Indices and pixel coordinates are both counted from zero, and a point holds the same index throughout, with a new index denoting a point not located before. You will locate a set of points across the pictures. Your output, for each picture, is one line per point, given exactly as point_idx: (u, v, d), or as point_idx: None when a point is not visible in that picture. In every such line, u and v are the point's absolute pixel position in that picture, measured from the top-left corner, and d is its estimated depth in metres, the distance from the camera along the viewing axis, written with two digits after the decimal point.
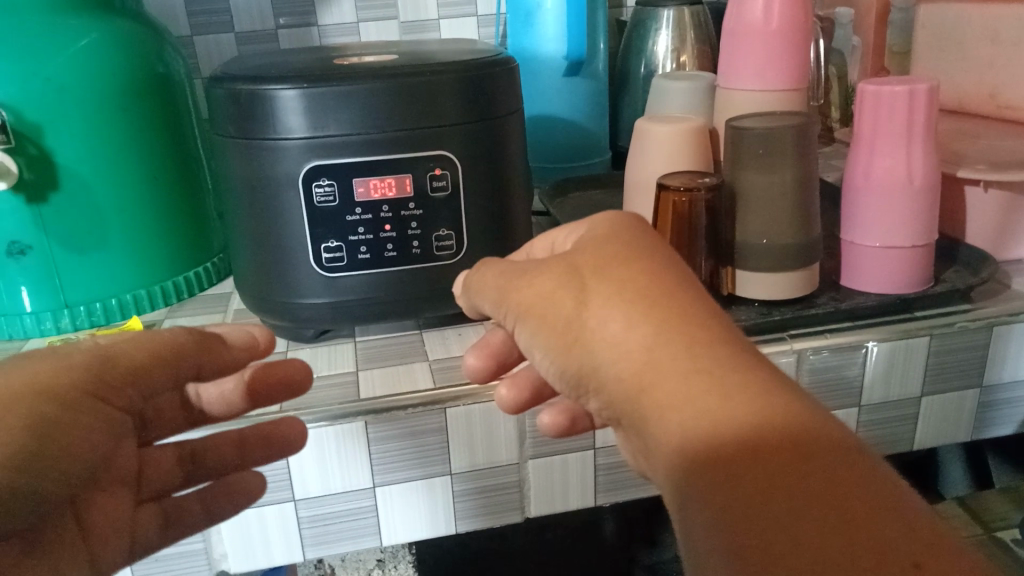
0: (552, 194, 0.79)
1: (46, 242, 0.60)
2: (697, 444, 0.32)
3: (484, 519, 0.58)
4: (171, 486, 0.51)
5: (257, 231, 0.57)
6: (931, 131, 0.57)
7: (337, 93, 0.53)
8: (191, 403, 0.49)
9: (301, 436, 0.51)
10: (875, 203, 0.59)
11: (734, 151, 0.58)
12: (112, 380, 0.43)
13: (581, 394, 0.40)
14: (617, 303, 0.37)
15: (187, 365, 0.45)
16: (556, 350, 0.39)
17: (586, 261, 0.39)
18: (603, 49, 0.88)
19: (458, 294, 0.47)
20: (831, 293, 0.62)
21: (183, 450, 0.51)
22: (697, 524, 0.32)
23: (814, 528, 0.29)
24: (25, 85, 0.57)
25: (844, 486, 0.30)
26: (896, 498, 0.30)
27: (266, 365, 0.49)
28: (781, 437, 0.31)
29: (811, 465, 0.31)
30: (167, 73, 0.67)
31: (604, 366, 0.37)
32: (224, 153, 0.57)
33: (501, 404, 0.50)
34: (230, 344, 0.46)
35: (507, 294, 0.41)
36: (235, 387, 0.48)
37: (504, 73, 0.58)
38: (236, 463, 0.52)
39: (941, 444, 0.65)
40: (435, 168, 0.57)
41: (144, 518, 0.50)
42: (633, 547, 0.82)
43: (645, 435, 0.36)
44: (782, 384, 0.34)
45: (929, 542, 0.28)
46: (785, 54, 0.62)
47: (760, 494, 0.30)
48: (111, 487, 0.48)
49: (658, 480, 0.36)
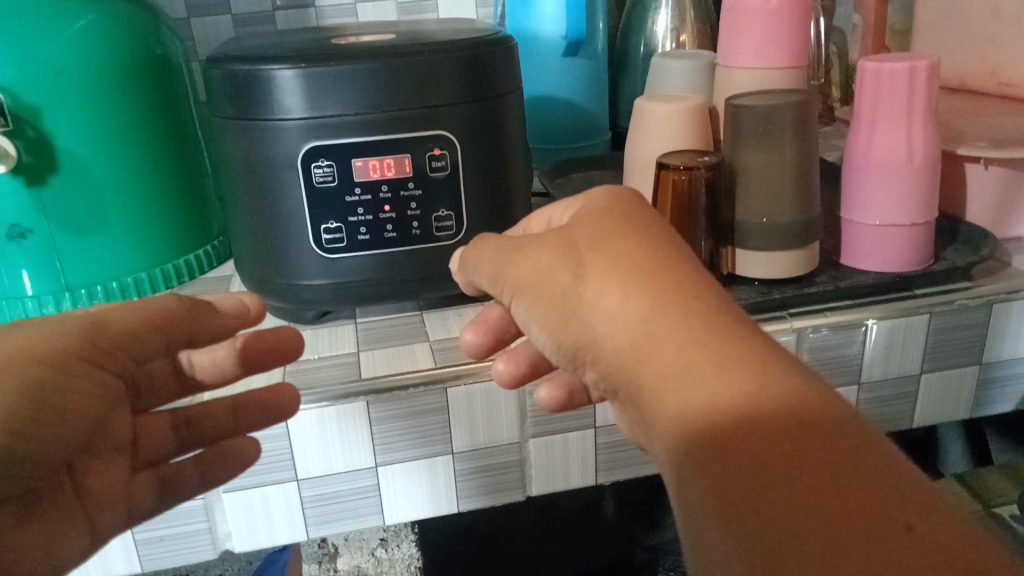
0: (551, 174, 0.79)
1: (47, 226, 0.60)
2: (692, 413, 0.33)
3: (485, 498, 0.58)
4: (167, 453, 0.52)
5: (257, 212, 0.57)
6: (931, 108, 0.57)
7: (336, 73, 0.53)
8: (184, 370, 0.51)
9: (294, 401, 0.51)
10: (876, 181, 0.59)
11: (733, 129, 0.58)
12: (107, 345, 0.44)
13: (579, 365, 0.41)
14: (615, 275, 0.37)
15: (180, 331, 0.46)
16: (553, 323, 0.39)
17: (584, 235, 0.39)
18: (602, 28, 0.88)
19: (457, 268, 0.47)
20: (831, 272, 0.62)
21: (178, 417, 0.52)
22: (692, 493, 0.32)
23: (807, 493, 0.29)
24: (23, 67, 0.57)
25: (839, 452, 0.30)
26: (890, 465, 0.30)
27: (256, 332, 0.50)
28: (775, 404, 0.31)
29: (805, 432, 0.31)
30: (165, 54, 0.66)
31: (601, 338, 0.37)
32: (222, 134, 0.57)
33: (498, 379, 0.50)
34: (222, 311, 0.47)
35: (505, 269, 0.42)
36: (227, 354, 0.50)
37: (503, 52, 0.58)
38: (230, 430, 0.52)
39: (940, 421, 0.66)
40: (434, 149, 0.56)
41: (140, 485, 0.50)
42: (633, 527, 0.82)
43: (641, 406, 0.36)
44: (777, 354, 0.34)
45: (923, 505, 0.29)
46: (786, 31, 0.62)
47: (755, 465, 0.30)
48: (106, 454, 0.49)
49: (655, 452, 0.36)
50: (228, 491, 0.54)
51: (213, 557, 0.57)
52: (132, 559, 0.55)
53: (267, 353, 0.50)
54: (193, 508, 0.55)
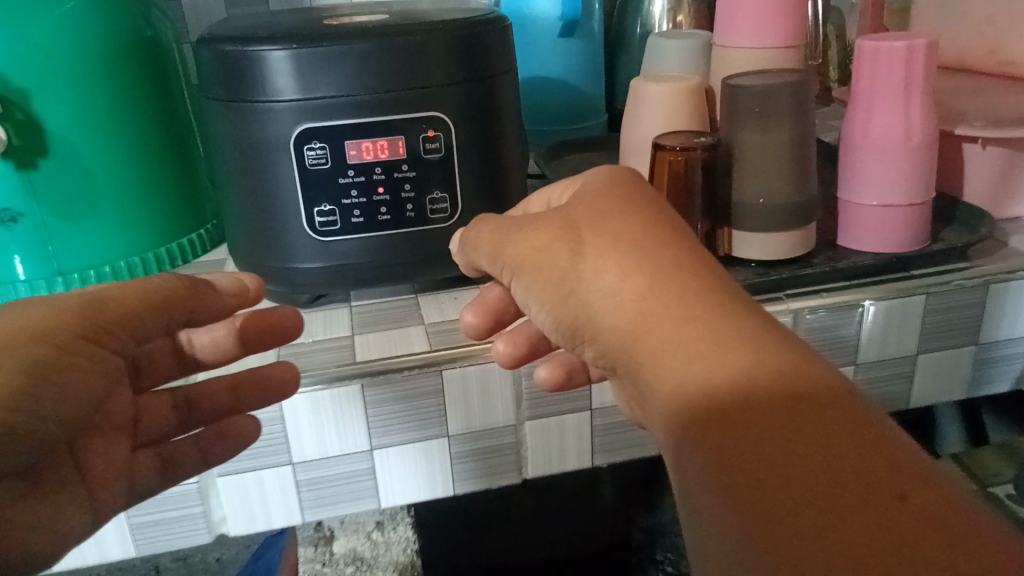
0: (547, 156, 0.78)
1: (38, 210, 0.59)
2: (689, 390, 0.32)
3: (481, 481, 0.58)
4: (167, 431, 0.53)
5: (249, 195, 0.57)
6: (930, 86, 0.56)
7: (327, 53, 0.52)
8: (184, 350, 0.51)
9: (294, 379, 0.51)
10: (874, 161, 0.58)
11: (729, 108, 0.57)
12: (105, 324, 0.44)
13: (577, 343, 0.40)
14: (613, 252, 0.37)
15: (179, 310, 0.46)
16: (552, 300, 0.39)
17: (582, 213, 0.39)
18: (598, 9, 0.87)
19: (457, 250, 0.47)
20: (828, 253, 0.61)
21: (178, 397, 0.53)
22: (690, 468, 0.32)
23: (803, 466, 0.29)
24: (11, 50, 0.56)
25: (835, 427, 0.30)
26: (887, 442, 0.30)
27: (255, 312, 0.50)
28: (772, 380, 0.31)
29: (802, 407, 0.30)
30: (155, 36, 0.65)
31: (600, 315, 0.37)
32: (214, 116, 0.56)
33: (497, 359, 0.50)
34: (221, 290, 0.47)
35: (503, 248, 0.41)
36: (226, 334, 0.50)
37: (497, 31, 0.57)
38: (230, 408, 0.52)
39: (936, 402, 0.66)
40: (428, 130, 0.56)
41: (142, 462, 0.51)
42: (631, 509, 0.83)
43: (639, 383, 0.36)
44: (773, 330, 0.34)
45: (917, 476, 0.29)
46: (783, 10, 0.61)
47: (750, 439, 0.30)
48: (108, 432, 0.49)
49: (653, 429, 0.36)
50: (224, 475, 0.54)
51: (209, 541, 0.57)
52: (127, 544, 0.55)
53: (265, 334, 0.50)
54: (188, 492, 0.54)
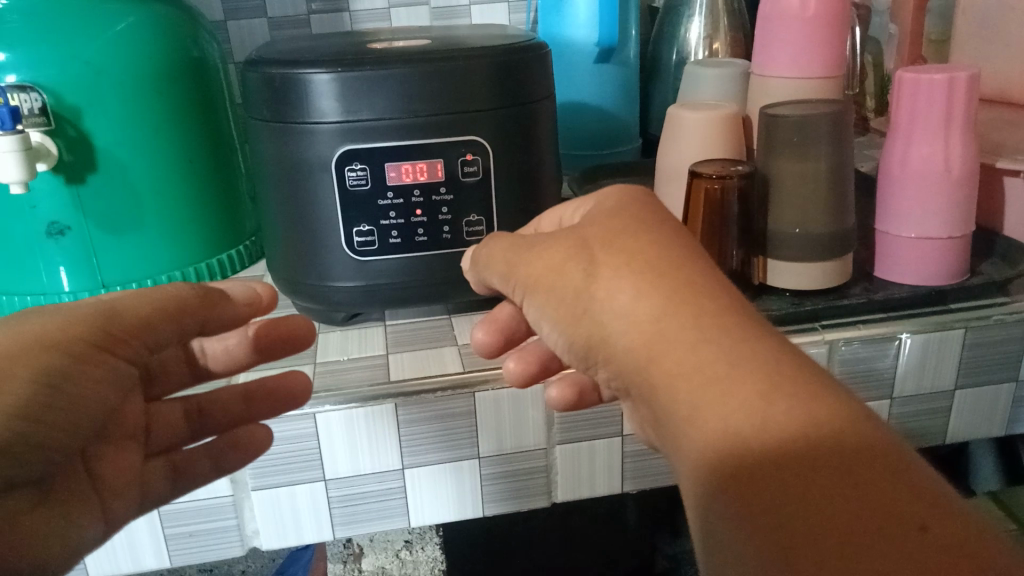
0: (581, 181, 0.79)
1: (84, 223, 0.61)
2: (706, 416, 0.32)
3: (511, 503, 0.58)
4: (178, 440, 0.53)
5: (290, 214, 0.58)
6: (970, 120, 0.56)
7: (371, 77, 0.53)
8: (196, 359, 0.51)
9: (305, 389, 0.51)
10: (912, 194, 0.58)
11: (767, 137, 0.57)
12: (120, 333, 0.44)
13: (591, 365, 0.41)
14: (627, 273, 0.37)
15: (192, 319, 0.46)
16: (565, 321, 0.40)
17: (596, 234, 0.39)
18: (634, 35, 0.88)
19: (469, 268, 0.48)
20: (863, 284, 0.61)
21: (190, 405, 0.53)
22: (706, 494, 0.32)
23: (821, 494, 0.29)
24: (63, 68, 0.58)
25: (855, 453, 0.30)
26: (906, 469, 0.30)
27: (268, 320, 0.51)
28: (794, 407, 0.31)
29: (822, 433, 0.30)
30: (202, 56, 0.67)
31: (614, 336, 0.37)
32: (258, 136, 0.58)
33: (509, 378, 0.50)
34: (234, 299, 0.48)
35: (516, 267, 0.42)
36: (239, 342, 0.51)
37: (537, 58, 0.58)
38: (243, 417, 0.53)
39: (973, 439, 0.65)
40: (466, 153, 0.57)
41: (153, 471, 0.51)
42: (655, 535, 0.82)
43: (655, 406, 0.36)
44: (796, 356, 0.34)
45: (938, 508, 0.28)
46: (822, 42, 0.62)
47: (768, 467, 0.30)
48: (120, 441, 0.49)
49: (668, 452, 0.36)
50: (259, 489, 0.55)
51: (242, 553, 0.57)
52: (161, 553, 0.56)
53: (280, 342, 0.51)
54: (223, 505, 0.55)
